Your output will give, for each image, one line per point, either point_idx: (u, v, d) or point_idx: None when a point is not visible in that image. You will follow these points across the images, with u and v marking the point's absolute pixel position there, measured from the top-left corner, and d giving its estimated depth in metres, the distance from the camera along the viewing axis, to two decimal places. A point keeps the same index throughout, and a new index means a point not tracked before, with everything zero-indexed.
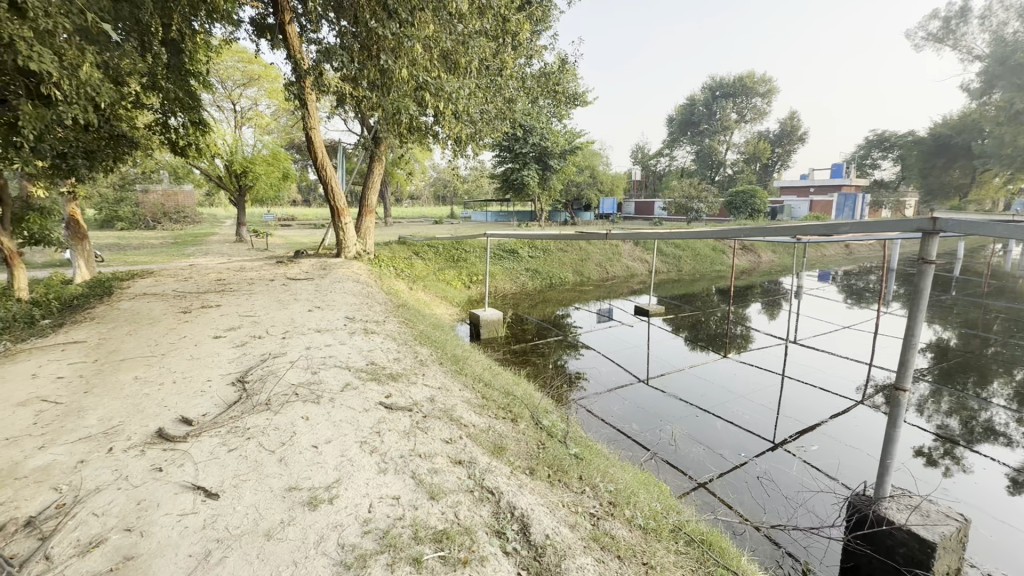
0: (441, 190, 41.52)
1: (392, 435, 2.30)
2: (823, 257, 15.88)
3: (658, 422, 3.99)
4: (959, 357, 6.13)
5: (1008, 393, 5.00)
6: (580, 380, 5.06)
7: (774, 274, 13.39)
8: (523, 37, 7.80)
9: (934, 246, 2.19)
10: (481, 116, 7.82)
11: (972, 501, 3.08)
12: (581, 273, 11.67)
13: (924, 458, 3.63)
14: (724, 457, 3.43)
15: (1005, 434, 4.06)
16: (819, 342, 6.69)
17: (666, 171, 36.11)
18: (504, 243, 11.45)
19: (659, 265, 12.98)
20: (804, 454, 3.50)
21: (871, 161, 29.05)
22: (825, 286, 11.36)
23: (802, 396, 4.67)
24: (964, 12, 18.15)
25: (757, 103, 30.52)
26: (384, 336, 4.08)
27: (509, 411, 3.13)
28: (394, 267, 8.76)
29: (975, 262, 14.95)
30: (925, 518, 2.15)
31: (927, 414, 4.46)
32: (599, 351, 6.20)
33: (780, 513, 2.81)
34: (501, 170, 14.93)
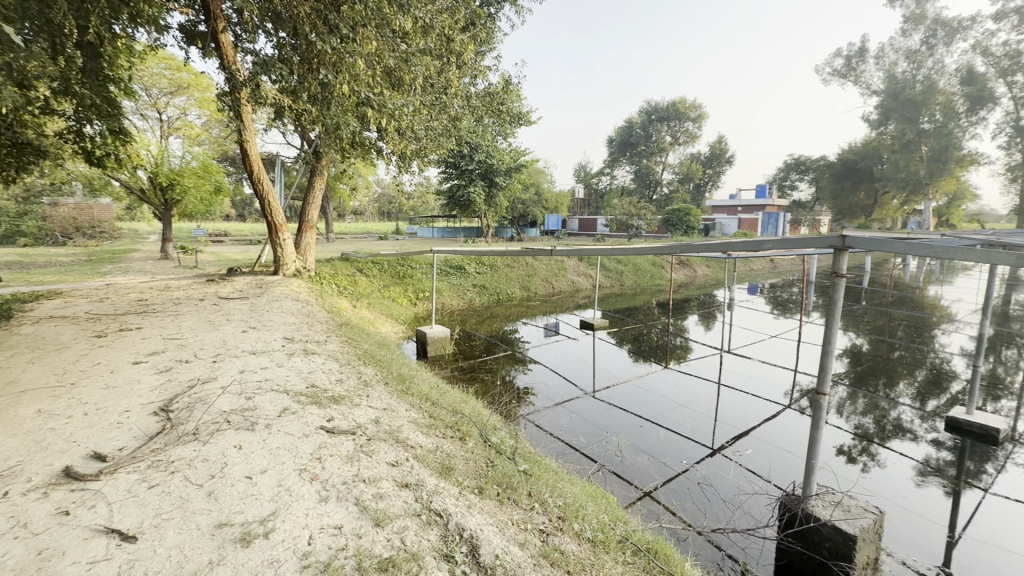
0: (385, 206, 40.85)
1: (334, 461, 2.19)
2: (751, 271, 17.01)
3: (603, 434, 4.07)
4: (871, 362, 6.73)
5: (912, 392, 5.53)
6: (528, 395, 5.07)
7: (708, 288, 14.15)
8: (467, 57, 7.90)
9: (844, 261, 2.40)
10: (426, 133, 7.80)
11: (886, 493, 3.36)
12: (528, 289, 11.80)
13: (844, 456, 3.93)
14: (667, 465, 3.54)
15: (912, 430, 4.48)
16: (750, 351, 7.12)
17: (607, 189, 37.55)
18: (450, 259, 11.38)
19: (602, 280, 13.38)
20: (739, 458, 3.69)
21: (790, 183, 31.65)
22: (754, 299, 12.14)
23: (736, 403, 4.92)
24: (862, 51, 20.37)
25: (688, 127, 32.49)
26: (325, 357, 3.92)
27: (458, 429, 3.09)
28: (336, 284, 8.48)
29: (880, 275, 16.55)
30: (846, 512, 2.33)
31: (846, 415, 4.84)
32: (546, 365, 6.26)
33: (719, 516, 2.93)
34: (447, 187, 14.94)
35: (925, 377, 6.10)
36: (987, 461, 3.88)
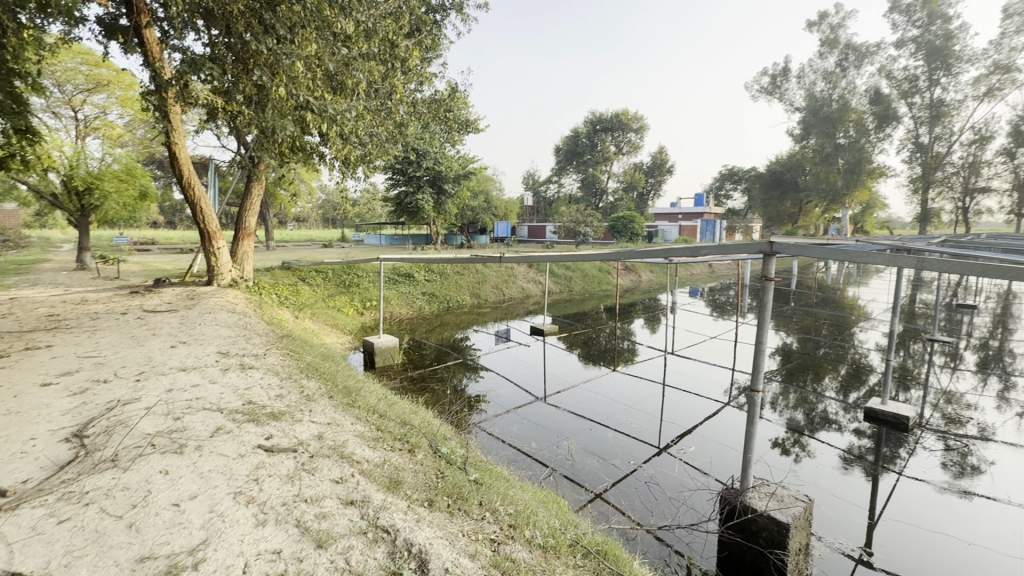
0: (330, 213, 39.49)
1: (273, 481, 2.08)
2: (692, 275, 17.83)
3: (554, 438, 4.11)
4: (800, 359, 7.22)
5: (836, 386, 5.98)
6: (480, 403, 5.04)
7: (652, 292, 14.70)
8: (413, 63, 7.84)
9: (772, 265, 2.57)
10: (370, 139, 7.63)
11: (815, 481, 3.60)
12: (478, 296, 11.78)
13: (779, 448, 4.18)
14: (616, 466, 3.62)
15: (837, 421, 4.84)
16: (691, 352, 7.44)
17: (555, 197, 38.22)
18: (399, 267, 11.18)
19: (552, 286, 13.59)
20: (683, 455, 3.83)
21: (725, 192, 33.55)
22: (695, 302, 12.72)
23: (680, 402, 5.12)
24: (785, 71, 22.00)
25: (631, 138, 33.73)
26: (264, 371, 3.72)
27: (407, 441, 3.02)
28: (276, 295, 8.10)
29: (806, 278, 17.81)
30: (780, 502, 2.46)
31: (779, 409, 5.16)
32: (497, 372, 6.25)
33: (666, 514, 3.03)
34: (394, 193, 14.67)
35: (846, 372, 6.62)
36: (900, 446, 4.25)
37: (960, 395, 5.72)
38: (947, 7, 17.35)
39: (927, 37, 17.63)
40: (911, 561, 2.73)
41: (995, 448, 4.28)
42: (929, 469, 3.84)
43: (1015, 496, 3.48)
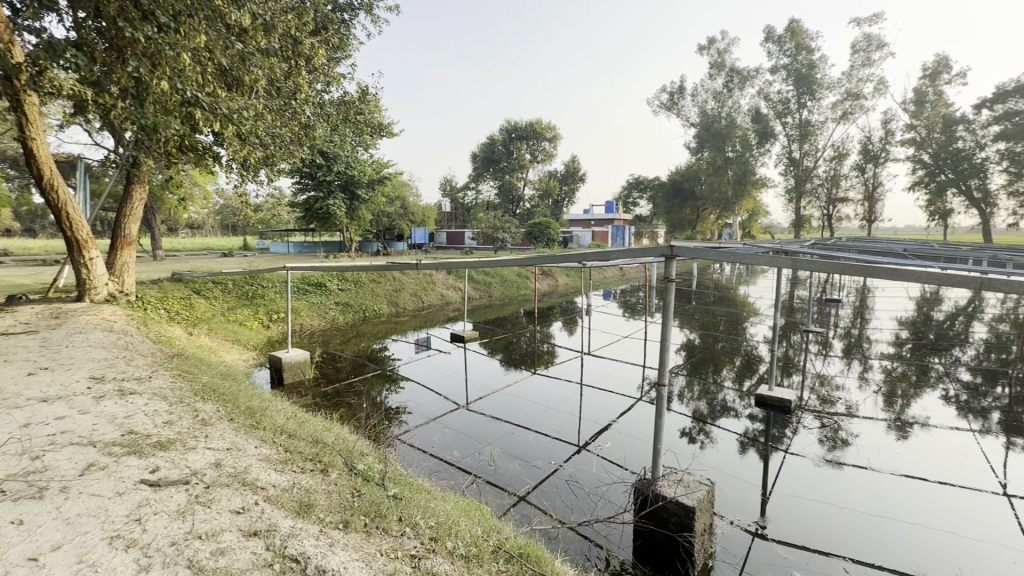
0: (229, 218, 36.36)
1: (160, 520, 1.85)
2: (604, 279, 18.76)
3: (477, 444, 4.10)
4: (701, 353, 7.85)
5: (734, 376, 6.58)
6: (399, 415, 4.89)
7: (569, 295, 15.24)
8: (320, 62, 7.47)
9: (673, 267, 2.76)
10: (272, 140, 7.10)
11: (717, 465, 3.93)
12: (395, 304, 11.47)
13: (686, 436, 4.51)
14: (538, 468, 3.68)
15: (735, 407, 5.33)
16: (606, 351, 7.80)
17: (473, 204, 38.32)
18: (309, 276, 10.58)
19: (471, 292, 13.61)
20: (600, 451, 4.00)
21: (633, 200, 35.76)
22: (608, 304, 13.38)
23: (596, 400, 5.34)
24: (680, 90, 23.94)
25: (545, 147, 34.80)
26: (149, 396, 3.32)
27: (319, 461, 2.84)
28: (165, 310, 7.29)
29: (704, 278, 19.46)
30: (686, 487, 2.66)
31: (686, 400, 5.57)
32: (417, 381, 6.10)
33: (585, 509, 3.13)
34: (303, 199, 13.86)
35: (740, 363, 7.30)
36: (785, 427, 4.77)
37: (830, 378, 6.57)
38: (810, 40, 19.89)
39: (795, 65, 20.06)
40: (798, 529, 3.07)
41: (859, 423, 4.96)
42: (809, 445, 4.35)
43: (874, 463, 4.05)
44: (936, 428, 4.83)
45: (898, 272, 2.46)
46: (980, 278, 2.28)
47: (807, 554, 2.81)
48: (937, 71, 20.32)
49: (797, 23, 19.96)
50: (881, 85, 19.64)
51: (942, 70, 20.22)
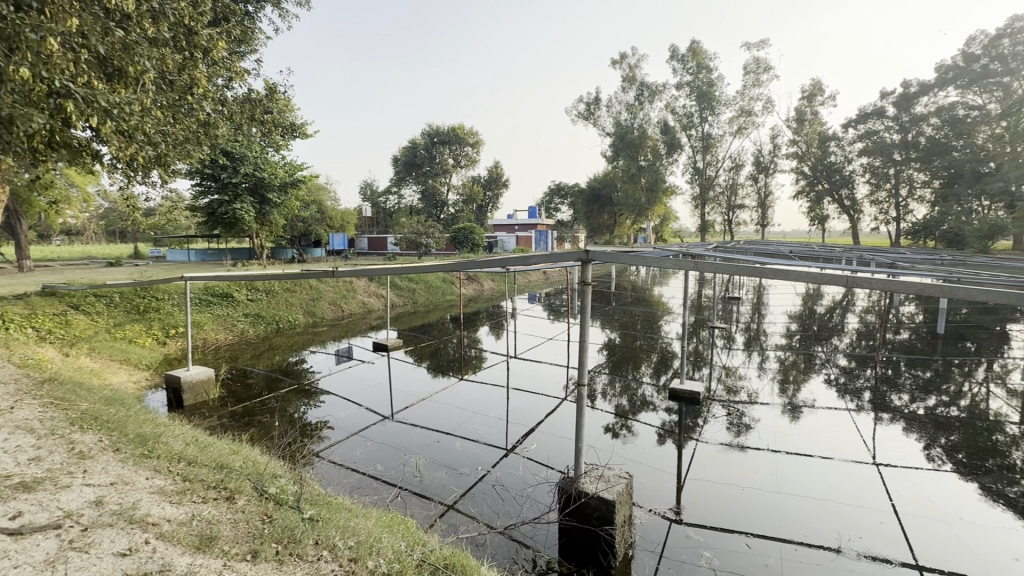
0: (116, 224, 32.48)
1: (22, 573, 1.60)
2: (529, 282, 19.12)
3: (401, 456, 3.99)
4: (622, 351, 8.24)
5: (651, 372, 6.97)
6: (317, 431, 4.63)
7: (495, 299, 15.33)
8: (219, 56, 6.89)
9: (589, 271, 2.88)
10: (162, 138, 6.42)
11: (637, 457, 4.15)
12: (313, 313, 10.88)
13: (610, 432, 4.71)
14: (465, 475, 3.65)
15: (653, 401, 5.65)
16: (532, 354, 7.94)
17: (396, 208, 37.39)
18: (212, 286, 9.73)
19: (395, 299, 13.27)
20: (527, 452, 4.06)
21: (555, 206, 36.84)
22: (533, 307, 13.64)
23: (523, 403, 5.41)
24: (596, 101, 25.04)
25: (468, 152, 34.83)
26: (12, 430, 2.86)
27: (225, 488, 2.61)
28: (33, 329, 6.35)
29: (623, 280, 20.47)
30: (606, 482, 2.77)
31: (609, 398, 5.82)
32: (337, 394, 5.82)
33: (512, 512, 3.16)
34: (204, 203, 12.72)
35: (656, 359, 7.76)
36: (698, 417, 5.14)
37: (734, 369, 7.18)
38: (709, 61, 21.69)
39: (697, 83, 21.72)
40: (708, 510, 3.32)
41: (759, 409, 5.46)
42: (717, 432, 4.71)
43: (772, 444, 4.47)
44: (820, 409, 5.45)
45: (784, 273, 2.75)
46: (848, 277, 2.62)
47: (715, 534, 3.04)
48: (813, 93, 23.01)
49: (697, 45, 21.67)
50: (768, 104, 21.90)
51: (817, 93, 22.95)
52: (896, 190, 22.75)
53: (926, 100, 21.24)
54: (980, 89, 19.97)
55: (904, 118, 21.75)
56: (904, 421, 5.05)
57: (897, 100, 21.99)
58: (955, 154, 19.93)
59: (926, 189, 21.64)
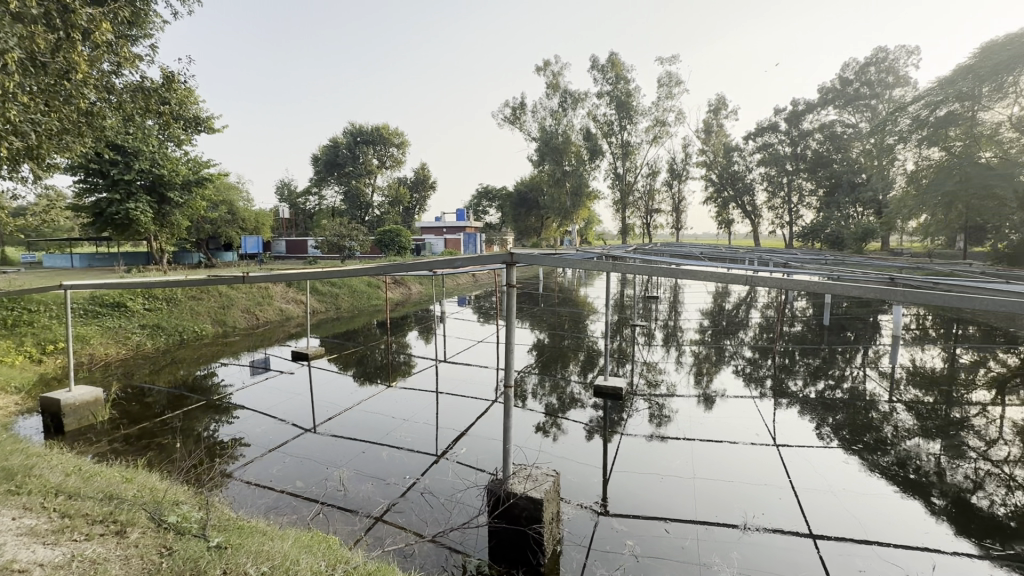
0: None
1: None
2: (458, 285, 19.00)
3: (324, 470, 3.79)
4: (550, 351, 8.43)
5: (579, 370, 7.19)
6: (228, 449, 4.28)
7: (423, 303, 15.07)
8: (105, 38, 6.15)
9: (513, 273, 2.91)
10: (33, 128, 5.63)
11: (567, 454, 4.25)
12: (223, 323, 10.06)
13: (540, 431, 4.80)
14: (392, 485, 3.54)
15: (581, 398, 5.82)
16: (462, 357, 7.89)
17: (316, 210, 35.57)
18: (101, 295, 8.67)
19: (316, 305, 12.62)
20: (457, 457, 4.02)
21: (483, 209, 36.98)
22: (463, 310, 13.58)
23: (453, 407, 5.36)
24: (522, 106, 25.43)
25: (393, 152, 33.96)
26: None
27: (114, 522, 2.34)
28: None
29: (550, 282, 20.95)
30: (533, 481, 2.82)
31: (539, 397, 5.92)
32: (252, 408, 5.41)
33: (441, 518, 3.12)
34: (89, 202, 11.31)
35: (583, 357, 8.02)
36: (622, 411, 5.39)
37: (655, 364, 7.60)
38: (626, 72, 22.80)
39: (616, 93, 22.76)
40: (631, 499, 3.48)
41: (677, 400, 5.82)
42: (640, 425, 4.96)
43: (688, 433, 4.79)
44: (730, 398, 5.92)
45: (693, 273, 2.95)
46: (748, 276, 2.86)
47: (638, 522, 3.19)
48: (719, 107, 24.98)
49: (616, 56, 22.72)
50: (680, 116, 23.46)
51: (721, 107, 24.93)
52: (789, 198, 25.24)
53: (811, 117, 23.82)
54: (853, 110, 22.73)
55: (793, 132, 24.17)
56: (799, 405, 5.61)
57: (788, 116, 24.47)
58: (835, 165, 22.69)
59: (813, 197, 24.30)
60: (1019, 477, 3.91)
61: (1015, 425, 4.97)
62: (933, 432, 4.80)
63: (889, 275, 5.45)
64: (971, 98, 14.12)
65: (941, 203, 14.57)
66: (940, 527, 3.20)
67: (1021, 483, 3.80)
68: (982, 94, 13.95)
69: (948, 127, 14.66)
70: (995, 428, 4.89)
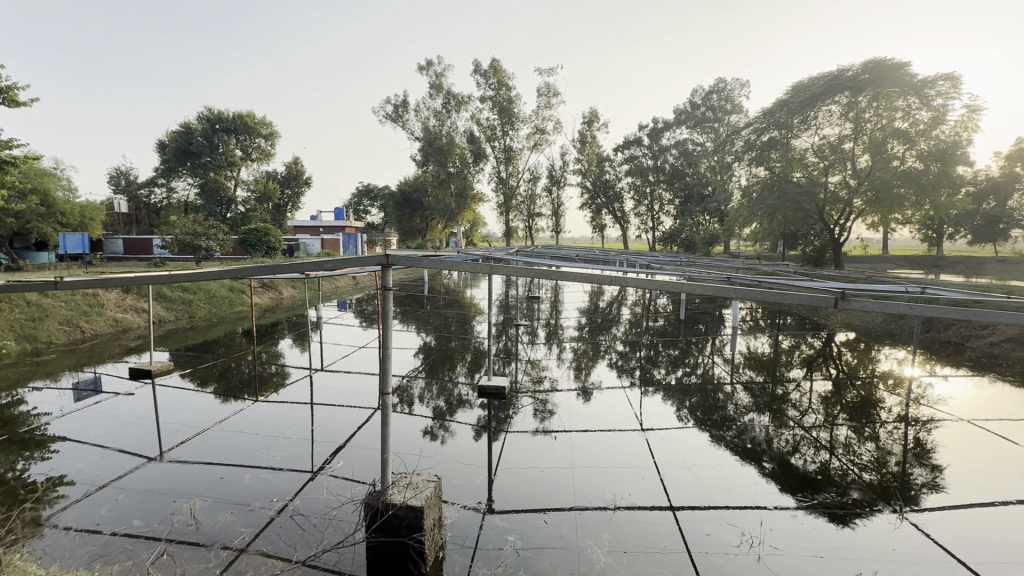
0: None
1: None
2: (336, 288, 17.90)
3: (170, 503, 3.30)
4: (437, 353, 8.34)
5: (467, 371, 7.21)
6: (41, 491, 3.52)
7: (297, 308, 13.94)
8: None
9: (389, 277, 2.82)
10: None
11: (454, 455, 4.24)
12: (34, 338, 8.29)
13: (428, 435, 4.73)
14: (256, 511, 3.20)
15: (469, 399, 5.84)
16: (343, 365, 7.46)
17: (163, 204, 30.93)
18: None
19: (164, 313, 10.99)
20: (335, 471, 3.78)
21: (364, 208, 35.41)
22: (343, 314, 12.81)
23: (331, 418, 5.03)
24: (404, 104, 24.84)
25: (260, 144, 30.86)
26: None
27: None
28: None
29: (436, 283, 20.74)
30: (414, 488, 2.76)
31: (427, 401, 5.82)
32: (74, 439, 4.52)
33: (314, 539, 2.90)
34: None
35: (470, 358, 8.09)
36: (509, 408, 5.53)
37: (539, 362, 7.92)
38: (508, 80, 23.43)
39: (499, 99, 23.29)
40: (514, 495, 3.57)
41: (558, 395, 6.13)
42: (526, 420, 5.15)
43: (569, 425, 5.07)
44: (605, 389, 6.40)
45: (566, 273, 3.13)
46: (614, 277, 3.11)
47: (518, 517, 3.28)
48: (592, 120, 26.90)
49: (498, 63, 23.25)
50: (558, 125, 24.80)
51: (594, 120, 26.91)
52: (651, 206, 28.12)
53: (668, 134, 26.79)
54: (701, 130, 26.06)
55: (654, 147, 26.95)
56: (663, 391, 6.27)
57: (649, 132, 27.25)
58: (687, 178, 25.81)
59: (671, 206, 27.36)
60: (823, 438, 4.80)
61: (820, 396, 6.10)
62: (763, 406, 5.68)
63: (729, 275, 6.32)
64: (787, 127, 17.04)
65: (766, 214, 17.34)
66: (768, 487, 3.79)
67: (825, 443, 4.66)
68: (793, 124, 16.87)
69: (771, 150, 17.48)
70: (807, 400, 5.94)
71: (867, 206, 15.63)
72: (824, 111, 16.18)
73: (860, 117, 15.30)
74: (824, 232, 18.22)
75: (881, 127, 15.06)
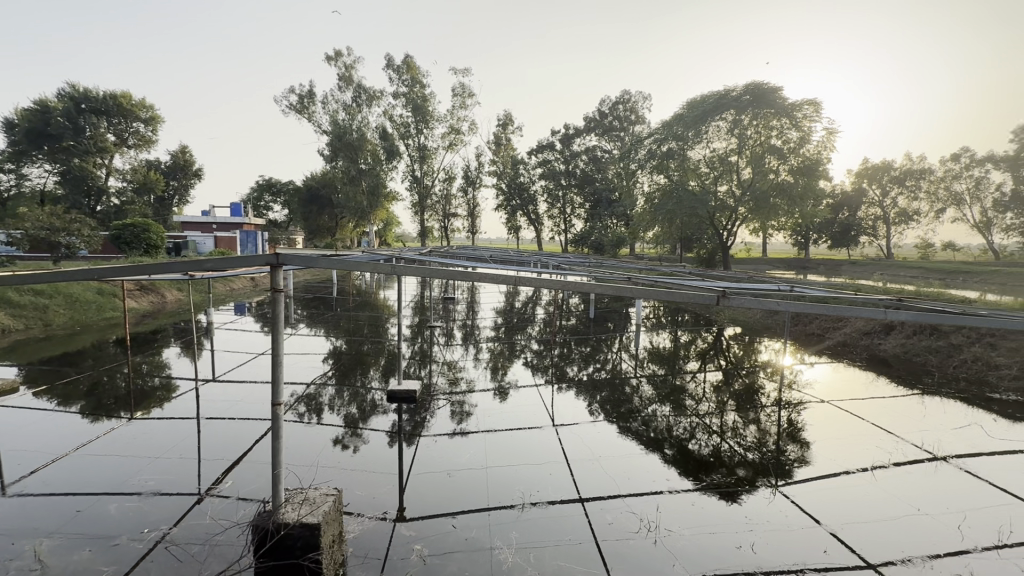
0: None
1: None
2: (232, 291, 16.39)
3: (8, 547, 2.79)
4: (348, 358, 7.94)
5: (380, 376, 6.93)
6: None
7: (183, 313, 12.55)
8: None
9: (280, 277, 2.61)
10: None
11: (364, 464, 4.06)
12: None
13: (338, 444, 4.49)
14: (124, 545, 2.82)
15: (384, 404, 5.63)
16: (239, 374, 6.84)
17: (11, 194, 26.34)
18: None
19: (9, 321, 9.34)
20: (223, 492, 3.45)
21: (265, 204, 32.87)
22: (239, 319, 11.75)
23: (223, 433, 4.58)
24: (310, 95, 23.43)
25: (139, 128, 27.40)
26: None
27: None
28: None
29: (347, 284, 19.76)
30: (311, 504, 2.59)
31: (337, 408, 5.52)
32: None
33: (193, 570, 2.61)
34: None
35: (384, 361, 7.80)
36: (425, 411, 5.41)
37: (455, 363, 7.85)
38: (422, 77, 22.98)
39: (412, 96, 22.75)
40: (425, 500, 3.49)
41: (475, 396, 6.11)
42: (443, 423, 5.07)
43: (485, 425, 5.07)
44: (522, 388, 6.50)
45: (472, 274, 3.11)
46: (520, 277, 3.15)
47: (426, 523, 3.21)
48: (507, 122, 27.26)
49: (411, 60, 22.75)
50: (473, 126, 24.81)
51: (509, 122, 27.32)
52: (564, 208, 29.14)
53: (579, 140, 27.93)
54: (609, 138, 27.51)
55: (566, 152, 28.00)
56: (575, 388, 6.49)
57: (561, 137, 28.22)
58: (596, 183, 27.09)
59: (582, 209, 28.54)
60: (717, 423, 5.25)
61: (714, 385, 6.68)
62: (665, 397, 6.10)
63: (632, 274, 6.69)
64: (682, 139, 18.51)
65: (666, 219, 18.70)
66: (668, 472, 4.06)
67: (717, 428, 5.10)
68: (688, 137, 18.34)
69: (669, 159, 18.88)
70: (702, 389, 6.47)
71: (749, 213, 17.41)
72: (714, 127, 17.84)
73: (744, 132, 17.17)
74: (715, 237, 20.04)
75: (761, 143, 16.91)
